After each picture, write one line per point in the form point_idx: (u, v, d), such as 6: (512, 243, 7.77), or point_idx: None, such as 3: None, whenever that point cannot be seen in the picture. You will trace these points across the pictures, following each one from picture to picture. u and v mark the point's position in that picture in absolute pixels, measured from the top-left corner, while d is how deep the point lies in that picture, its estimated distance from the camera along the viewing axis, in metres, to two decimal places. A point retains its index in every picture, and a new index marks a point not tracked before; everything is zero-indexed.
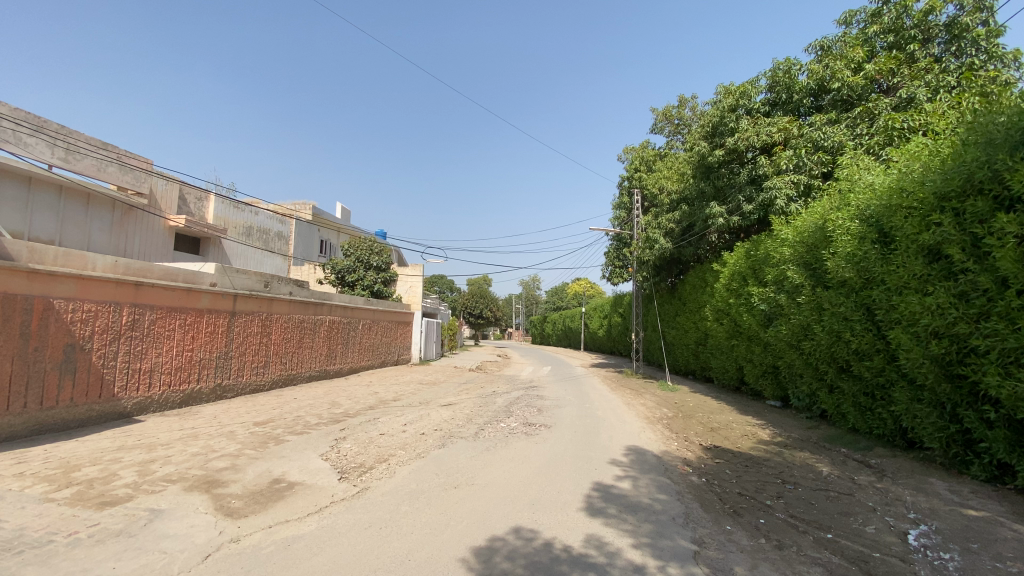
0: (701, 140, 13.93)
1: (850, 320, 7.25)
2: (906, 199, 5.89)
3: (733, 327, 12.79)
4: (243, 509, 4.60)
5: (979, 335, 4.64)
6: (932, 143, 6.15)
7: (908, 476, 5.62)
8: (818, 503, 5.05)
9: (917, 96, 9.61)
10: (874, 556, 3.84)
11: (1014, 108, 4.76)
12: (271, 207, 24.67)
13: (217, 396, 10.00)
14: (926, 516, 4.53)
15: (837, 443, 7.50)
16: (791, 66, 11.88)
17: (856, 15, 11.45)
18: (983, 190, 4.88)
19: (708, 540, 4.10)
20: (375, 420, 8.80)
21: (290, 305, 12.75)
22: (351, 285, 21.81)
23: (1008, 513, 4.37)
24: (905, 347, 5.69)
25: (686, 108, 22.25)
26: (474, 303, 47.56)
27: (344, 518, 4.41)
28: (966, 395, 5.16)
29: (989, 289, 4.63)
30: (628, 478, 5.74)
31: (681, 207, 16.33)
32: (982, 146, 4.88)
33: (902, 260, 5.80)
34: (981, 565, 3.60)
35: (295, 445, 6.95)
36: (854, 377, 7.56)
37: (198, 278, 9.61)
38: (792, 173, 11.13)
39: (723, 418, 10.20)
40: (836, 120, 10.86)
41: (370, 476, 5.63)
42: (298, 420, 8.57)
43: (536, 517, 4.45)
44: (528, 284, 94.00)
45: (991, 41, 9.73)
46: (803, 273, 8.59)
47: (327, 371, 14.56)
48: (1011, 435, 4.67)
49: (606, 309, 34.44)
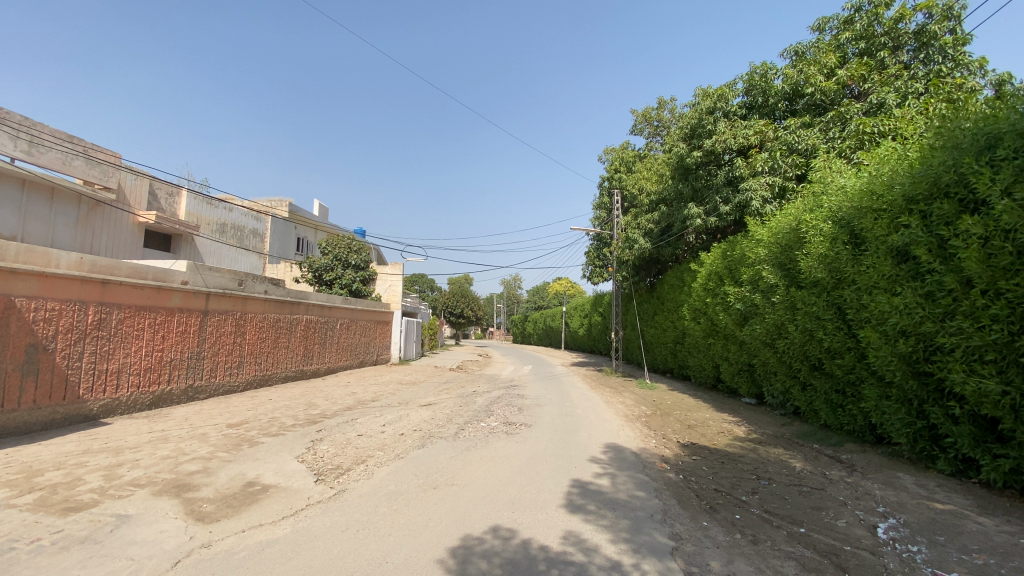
0: (680, 141, 13.85)
1: (823, 320, 7.45)
2: (877, 201, 6.07)
3: (710, 326, 13.01)
4: (215, 514, 4.47)
5: (945, 333, 4.78)
6: (901, 147, 6.36)
7: (877, 471, 5.79)
8: (792, 498, 5.15)
9: (887, 101, 9.91)
10: (845, 550, 3.93)
11: (978, 115, 4.93)
12: (246, 203, 24.17)
13: (189, 397, 9.73)
14: (895, 510, 4.67)
15: (809, 439, 7.68)
16: (767, 70, 12.12)
17: (829, 22, 11.74)
18: (950, 193, 5.03)
19: (685, 536, 4.15)
20: (353, 421, 8.69)
21: (265, 304, 12.48)
22: (329, 284, 21.49)
23: (973, 506, 4.53)
24: (874, 346, 5.86)
25: (665, 110, 22.57)
26: (454, 303, 47.31)
27: (321, 521, 4.32)
28: (932, 391, 5.31)
29: (954, 289, 4.77)
30: (607, 476, 5.78)
31: (660, 208, 16.48)
32: (949, 150, 5.03)
33: (874, 261, 5.99)
34: (948, 557, 3.71)
35: (270, 447, 6.80)
36: (826, 374, 7.76)
37: (169, 276, 9.32)
38: (767, 175, 11.36)
39: (700, 416, 10.36)
40: (810, 124, 11.15)
41: (347, 478, 5.55)
42: (273, 422, 8.40)
43: (516, 517, 4.43)
44: (510, 284, 93.85)
45: (957, 49, 10.05)
46: (778, 273, 8.76)
47: (303, 371, 14.31)
48: (975, 430, 4.82)
49: (586, 308, 34.66)
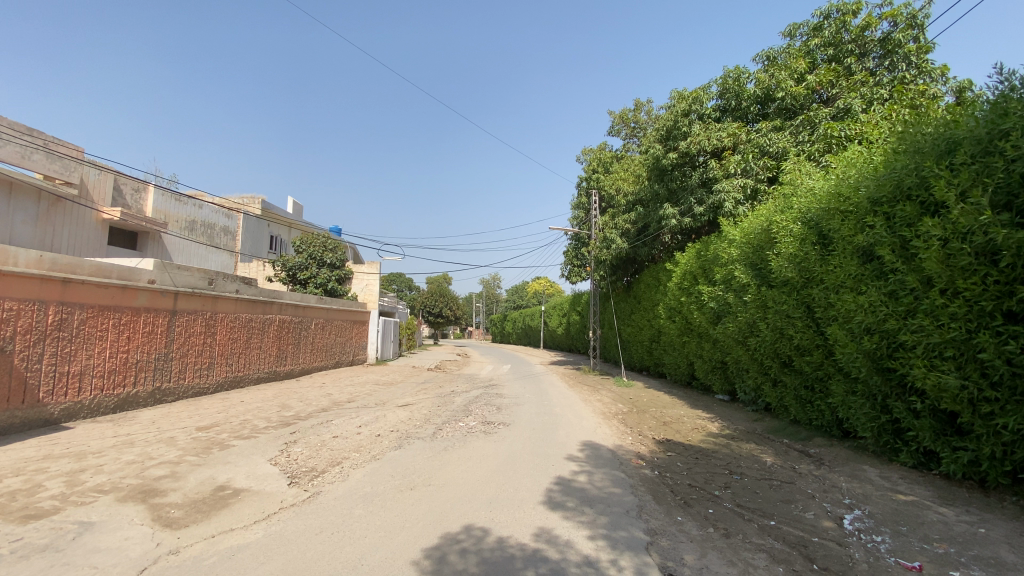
0: (655, 143, 14.09)
1: (792, 318, 7.65)
2: (843, 203, 6.30)
3: (684, 325, 13.21)
4: (183, 519, 4.34)
5: (907, 330, 4.96)
6: (866, 150, 6.58)
7: (844, 464, 5.98)
8: (763, 492, 5.27)
9: (854, 106, 10.24)
10: (812, 541, 4.05)
11: (939, 121, 5.12)
12: (217, 200, 23.54)
13: (156, 401, 9.41)
14: (860, 501, 4.83)
15: (780, 434, 7.88)
16: (740, 74, 12.37)
17: (799, 28, 12.05)
18: (912, 196, 5.23)
19: (660, 531, 4.20)
20: (328, 422, 8.54)
21: (236, 304, 12.17)
22: (303, 283, 21.09)
23: (933, 497, 4.72)
24: (841, 343, 6.07)
25: (642, 112, 22.90)
26: (433, 302, 47.00)
27: (294, 525, 4.24)
28: (895, 386, 5.49)
29: (915, 288, 4.95)
30: (584, 473, 5.82)
31: (636, 208, 16.66)
32: (911, 155, 5.22)
33: (841, 261, 6.23)
34: (910, 546, 3.86)
35: (242, 450, 6.64)
36: (795, 371, 7.98)
37: (135, 274, 9.01)
38: (740, 177, 11.61)
39: (675, 412, 10.54)
40: (781, 127, 11.45)
41: (322, 480, 5.46)
42: (245, 424, 8.20)
43: (494, 516, 4.42)
44: (489, 283, 93.64)
45: (920, 57, 10.41)
46: (750, 273, 8.97)
47: (276, 372, 13.99)
48: (936, 424, 5.00)
49: (564, 308, 34.84)
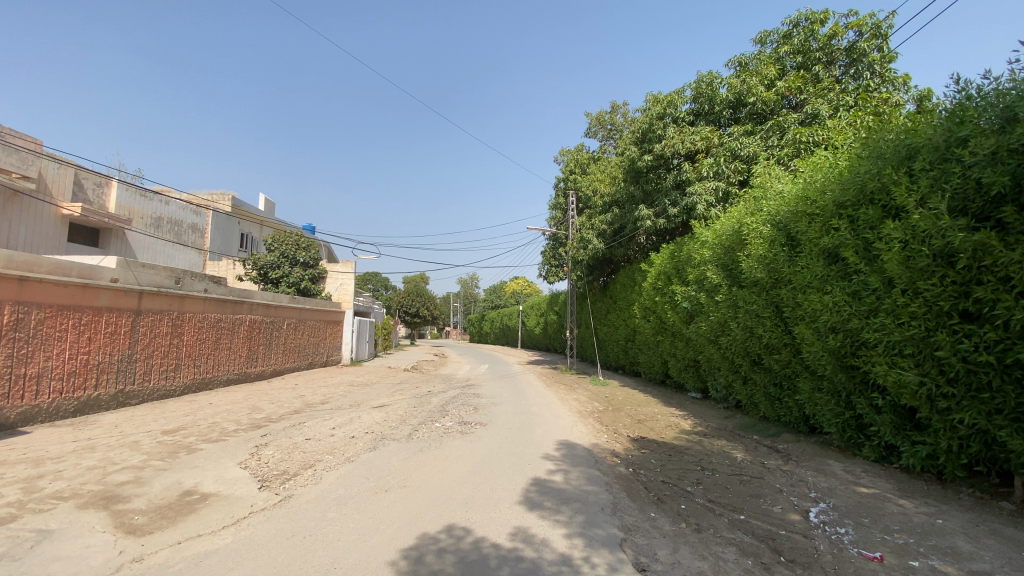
0: (631, 145, 14.26)
1: (761, 317, 7.86)
2: (810, 206, 6.53)
3: (659, 324, 13.41)
4: (148, 526, 4.19)
5: (870, 329, 5.15)
6: (832, 155, 6.82)
7: (810, 459, 6.18)
8: (733, 487, 5.40)
9: (821, 112, 10.58)
10: (780, 534, 4.17)
11: (899, 128, 5.36)
12: (185, 197, 22.84)
13: (119, 403, 9.07)
14: (825, 495, 5.00)
15: (750, 430, 8.09)
16: (713, 79, 12.63)
17: (769, 35, 12.37)
18: (875, 200, 5.45)
19: (634, 528, 4.26)
20: (301, 424, 8.38)
21: (205, 304, 11.82)
22: (275, 282, 20.64)
23: (893, 489, 4.92)
24: (808, 341, 6.32)
25: (618, 114, 23.17)
26: (409, 303, 46.59)
27: (264, 529, 4.14)
28: (858, 383, 5.70)
29: (878, 288, 5.14)
30: (560, 472, 5.87)
31: (612, 209, 16.81)
32: (874, 160, 5.44)
33: (808, 261, 6.46)
34: (872, 538, 4.00)
35: (210, 453, 6.45)
36: (765, 369, 8.20)
37: (97, 273, 8.67)
38: (712, 180, 11.85)
39: (650, 410, 10.69)
40: (751, 132, 11.75)
41: (295, 483, 5.36)
42: (214, 427, 7.99)
43: (469, 516, 4.42)
44: (466, 283, 93.24)
45: (884, 65, 10.82)
46: (721, 273, 9.17)
47: (246, 374, 13.64)
48: (896, 419, 5.20)
49: (542, 307, 34.96)
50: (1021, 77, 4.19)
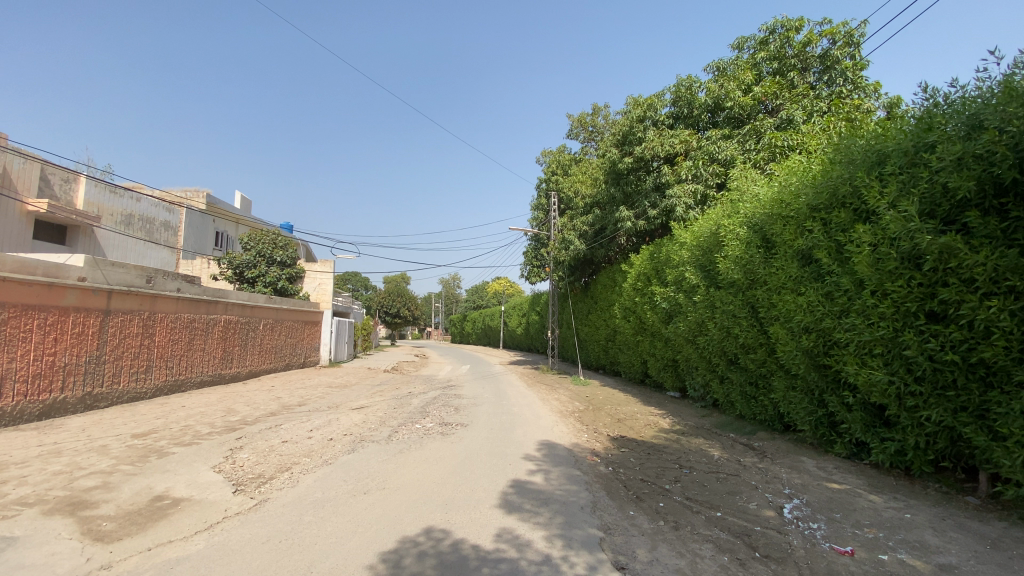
0: (612, 147, 14.38)
1: (737, 317, 8.01)
2: (785, 209, 6.68)
3: (638, 324, 13.55)
4: (117, 532, 4.06)
5: (841, 329, 5.29)
6: (805, 160, 6.99)
7: (785, 456, 6.31)
8: (711, 485, 5.49)
9: (795, 117, 10.85)
10: (755, 530, 4.25)
11: (870, 134, 5.52)
12: (157, 193, 22.24)
13: (87, 407, 8.78)
14: (798, 491, 5.11)
15: (726, 429, 8.24)
16: (692, 83, 12.81)
17: (747, 41, 12.60)
18: (847, 203, 5.60)
19: (613, 527, 4.29)
20: (277, 426, 8.23)
21: (177, 303, 11.51)
22: (251, 281, 20.23)
23: (864, 485, 5.06)
24: (783, 341, 6.47)
25: (599, 116, 23.35)
26: (390, 303, 46.12)
27: (239, 534, 4.06)
28: (830, 382, 5.86)
29: (849, 289, 5.29)
30: (540, 472, 5.89)
31: (593, 210, 16.93)
32: (845, 165, 5.60)
33: (783, 263, 6.61)
34: (843, 532, 4.11)
35: (183, 457, 6.29)
36: (741, 368, 8.35)
37: (63, 271, 8.37)
38: (691, 183, 12.05)
39: (630, 410, 10.78)
40: (729, 135, 11.97)
41: (271, 487, 5.25)
42: (186, 430, 7.78)
43: (449, 517, 4.40)
44: (448, 283, 92.81)
45: (856, 73, 11.13)
46: (699, 274, 9.31)
47: (221, 375, 13.33)
48: (866, 416, 5.35)
49: (524, 308, 35.01)
50: (985, 86, 4.34)
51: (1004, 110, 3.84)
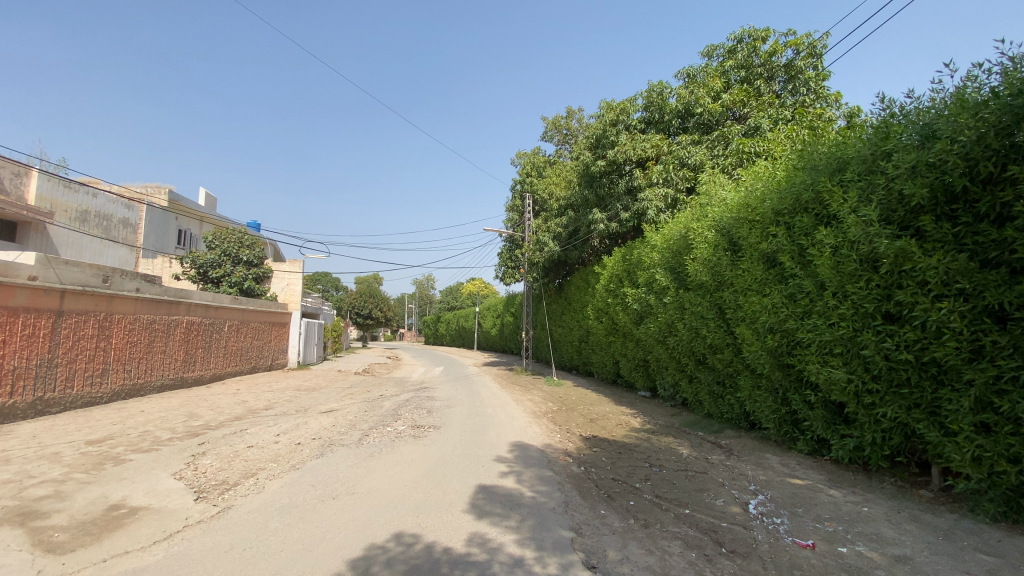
0: (585, 149, 14.52)
1: (705, 318, 8.19)
2: (751, 214, 6.87)
3: (611, 325, 13.71)
4: (70, 543, 3.86)
5: (804, 330, 5.50)
6: (770, 166, 7.21)
7: (750, 453, 6.48)
8: (679, 483, 5.59)
9: (762, 125, 11.22)
10: (721, 526, 4.35)
11: (831, 142, 5.74)
12: (116, 189, 21.33)
13: (38, 412, 8.34)
14: (763, 487, 5.26)
15: (695, 427, 8.41)
16: (664, 89, 13.06)
17: (716, 49, 12.92)
18: (809, 209, 5.82)
19: (585, 527, 4.33)
20: (242, 431, 7.99)
21: (136, 304, 11.05)
22: (216, 282, 19.62)
23: (824, 480, 5.24)
24: (749, 341, 6.66)
25: (573, 119, 23.57)
26: (361, 303, 45.34)
27: (200, 543, 3.92)
28: (793, 381, 6.06)
29: (811, 291, 5.50)
30: (512, 474, 5.89)
31: (567, 213, 17.06)
32: (808, 171, 5.81)
33: (749, 265, 6.81)
34: (805, 526, 4.25)
35: (141, 464, 6.03)
36: (709, 368, 8.54)
37: (13, 270, 7.94)
38: (662, 187, 12.30)
39: (602, 410, 10.89)
40: (698, 141, 12.26)
41: (235, 493, 5.09)
42: (145, 436, 7.47)
43: (421, 521, 4.35)
44: (421, 283, 91.96)
45: (818, 83, 11.56)
46: (669, 276, 9.48)
47: (183, 379, 12.85)
48: (827, 414, 5.54)
49: (499, 309, 35.03)
50: (937, 98, 4.56)
51: (955, 120, 4.04)
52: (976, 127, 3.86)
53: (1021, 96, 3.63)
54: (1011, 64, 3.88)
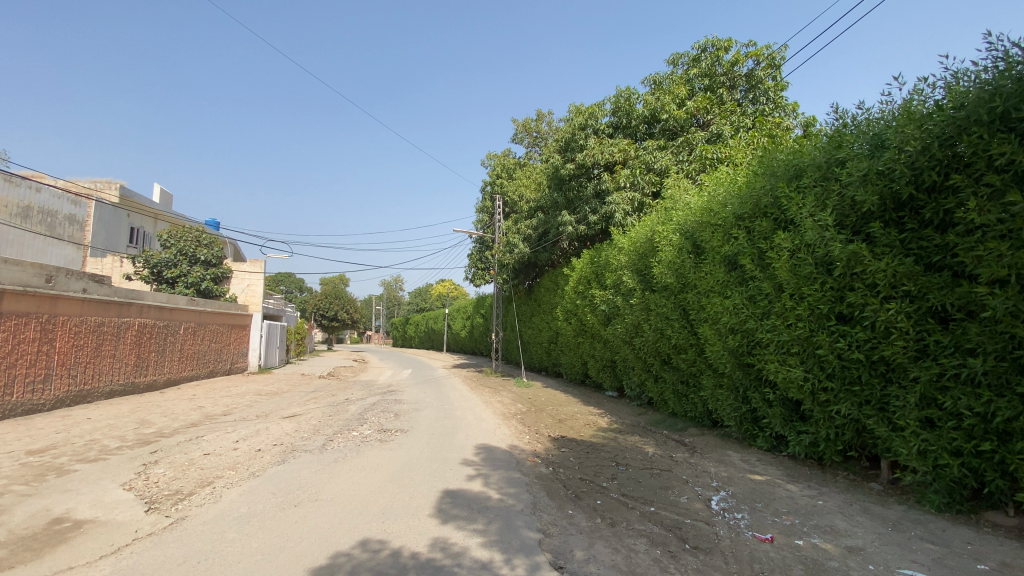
0: (554, 153, 14.60)
1: (670, 319, 8.37)
2: (713, 218, 7.08)
3: (579, 326, 13.83)
4: (6, 560, 3.61)
5: (763, 330, 5.70)
6: (732, 171, 7.44)
7: (713, 450, 6.65)
8: (645, 481, 5.68)
9: (724, 132, 11.64)
10: (685, 522, 4.44)
11: (788, 149, 5.98)
12: (62, 184, 20.18)
13: None
14: (725, 483, 5.40)
15: (660, 426, 8.58)
16: (631, 95, 13.28)
17: (681, 58, 13.25)
18: (768, 214, 6.05)
19: (552, 527, 4.34)
20: (198, 438, 7.66)
21: (82, 306, 10.47)
22: (172, 282, 18.83)
23: (782, 475, 5.43)
24: (711, 341, 6.85)
25: (543, 123, 23.76)
26: (327, 305, 44.27)
27: (151, 556, 3.73)
28: (752, 380, 6.26)
29: (770, 293, 5.72)
30: (480, 477, 5.85)
31: (536, 215, 17.15)
32: (767, 177, 6.03)
33: (711, 268, 7.02)
34: (764, 521, 4.39)
35: (87, 475, 5.69)
36: (674, 368, 8.72)
37: None
38: (629, 190, 12.52)
39: (570, 410, 10.99)
40: (664, 146, 12.56)
41: (189, 503, 4.88)
42: (91, 445, 7.07)
43: (386, 527, 4.27)
44: (389, 284, 90.64)
45: (777, 93, 12.04)
46: (636, 278, 9.65)
47: (134, 385, 12.23)
48: (784, 411, 5.74)
49: (468, 310, 34.94)
50: (884, 110, 4.81)
51: (903, 131, 4.26)
52: (921, 138, 4.08)
53: (962, 109, 3.85)
54: (952, 80, 4.13)
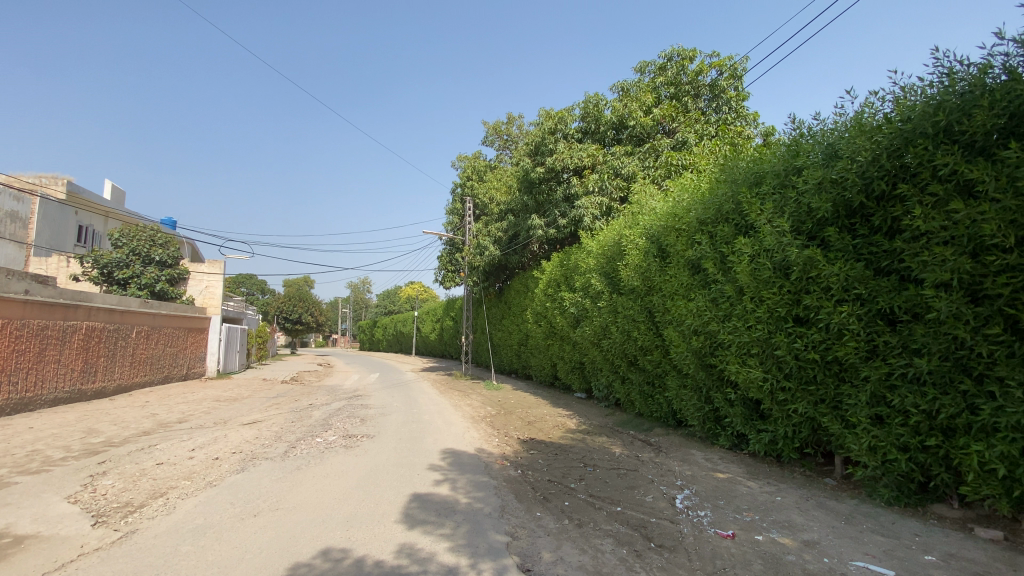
0: (525, 156, 14.65)
1: (636, 321, 8.53)
2: (677, 222, 7.26)
3: (548, 328, 13.93)
4: None
5: (724, 331, 5.88)
6: (695, 177, 7.64)
7: (677, 450, 6.80)
8: (612, 481, 5.76)
9: (688, 140, 11.99)
10: (650, 521, 4.52)
11: (749, 157, 6.19)
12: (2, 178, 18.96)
13: None
14: (688, 482, 5.53)
15: (627, 426, 8.72)
16: (599, 101, 13.48)
17: (647, 66, 13.53)
18: (730, 219, 6.24)
19: (520, 530, 4.34)
20: (151, 447, 7.31)
21: (24, 308, 9.86)
22: (124, 283, 17.97)
23: (744, 473, 5.60)
24: (675, 343, 7.01)
25: (514, 126, 23.88)
26: (291, 308, 43.08)
27: (97, 573, 3.53)
28: (715, 380, 6.44)
29: (731, 296, 5.90)
30: (447, 481, 5.80)
31: (506, 217, 17.18)
32: (729, 184, 6.23)
33: (676, 271, 7.18)
34: (726, 517, 4.51)
35: (27, 488, 5.35)
36: (640, 369, 8.88)
37: None
38: (597, 195, 12.72)
39: (539, 412, 11.04)
40: (631, 152, 12.82)
41: (141, 516, 4.65)
42: (32, 456, 6.64)
43: (350, 535, 4.17)
44: (357, 286, 89.00)
45: (739, 103, 12.46)
46: (604, 281, 9.79)
47: (81, 392, 11.59)
48: (745, 410, 5.93)
49: (438, 312, 34.72)
50: (838, 121, 5.03)
51: (855, 142, 4.48)
52: (872, 149, 4.29)
53: (908, 123, 4.07)
54: (900, 94, 4.36)
